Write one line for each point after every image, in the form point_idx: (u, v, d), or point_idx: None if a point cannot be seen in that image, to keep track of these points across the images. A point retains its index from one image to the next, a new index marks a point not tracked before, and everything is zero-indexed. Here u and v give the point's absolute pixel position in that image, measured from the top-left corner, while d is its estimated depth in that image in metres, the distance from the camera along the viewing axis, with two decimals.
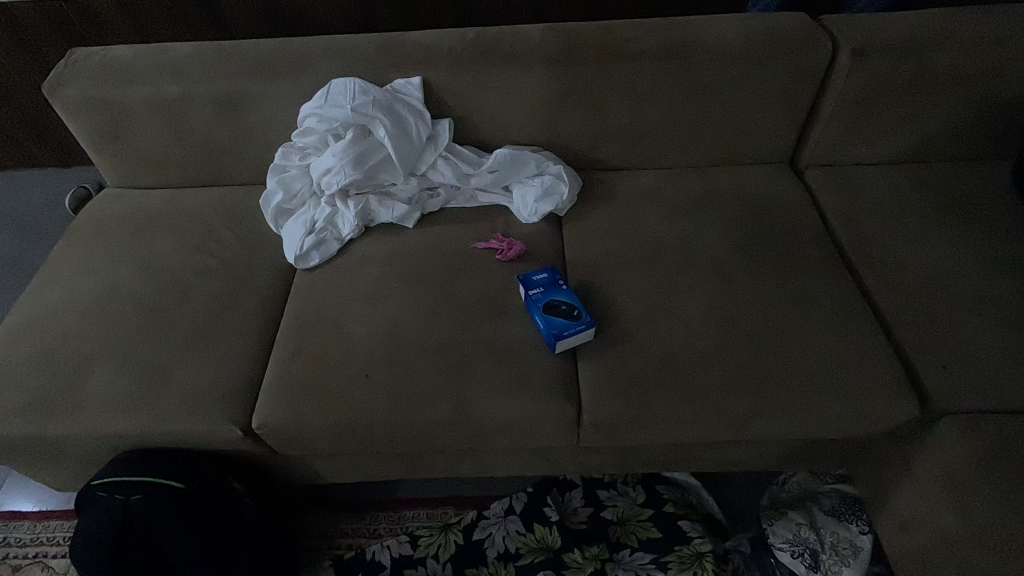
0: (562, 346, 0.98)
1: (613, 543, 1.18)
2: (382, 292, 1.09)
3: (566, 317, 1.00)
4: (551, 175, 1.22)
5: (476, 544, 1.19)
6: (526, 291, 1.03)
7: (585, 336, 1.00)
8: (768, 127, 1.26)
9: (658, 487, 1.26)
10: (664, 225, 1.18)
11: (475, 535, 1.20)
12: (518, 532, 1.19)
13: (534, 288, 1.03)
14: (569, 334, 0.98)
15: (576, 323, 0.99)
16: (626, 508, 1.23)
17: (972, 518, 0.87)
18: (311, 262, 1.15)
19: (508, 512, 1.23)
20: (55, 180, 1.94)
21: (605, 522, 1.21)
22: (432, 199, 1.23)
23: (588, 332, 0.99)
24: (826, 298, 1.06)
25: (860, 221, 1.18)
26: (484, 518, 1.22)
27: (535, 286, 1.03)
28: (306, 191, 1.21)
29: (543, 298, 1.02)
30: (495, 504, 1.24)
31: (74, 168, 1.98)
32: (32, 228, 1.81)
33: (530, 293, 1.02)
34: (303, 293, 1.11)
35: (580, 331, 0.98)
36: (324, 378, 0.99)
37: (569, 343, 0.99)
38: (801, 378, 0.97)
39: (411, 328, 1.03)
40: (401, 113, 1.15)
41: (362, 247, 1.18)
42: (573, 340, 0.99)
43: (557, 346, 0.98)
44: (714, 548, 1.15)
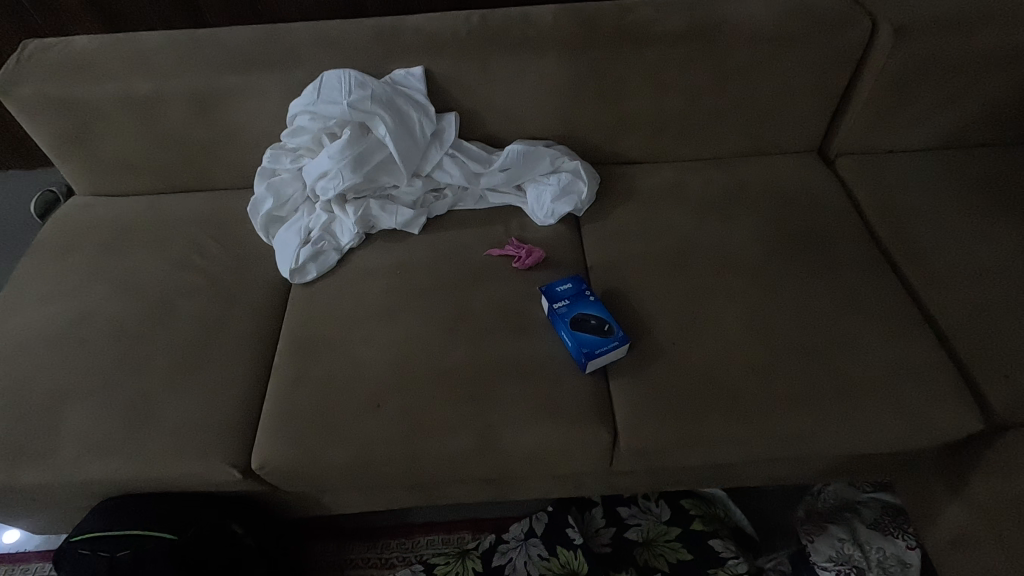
0: (594, 365, 0.89)
1: (641, 566, 1.10)
2: (389, 308, 0.99)
3: (597, 332, 0.91)
4: (567, 172, 1.12)
5: (496, 571, 1.10)
6: (551, 304, 0.93)
7: (618, 353, 0.91)
8: (798, 114, 1.17)
9: (684, 501, 1.18)
10: (692, 224, 1.09)
11: (495, 561, 1.12)
12: (541, 557, 1.10)
13: (559, 300, 0.94)
14: (601, 352, 0.89)
15: (608, 339, 0.90)
16: (652, 527, 1.15)
17: None
18: (309, 276, 1.04)
19: (528, 534, 1.14)
20: (17, 185, 1.79)
21: (630, 543, 1.13)
22: (439, 201, 1.12)
23: (621, 348, 0.90)
24: (872, 301, 0.98)
25: (901, 214, 1.10)
26: (504, 542, 1.14)
27: (560, 298, 0.94)
28: (300, 197, 1.10)
29: (570, 312, 0.93)
30: (514, 526, 1.16)
31: (37, 171, 1.83)
32: None
33: (556, 306, 0.93)
34: (301, 311, 1.01)
35: (613, 347, 0.89)
36: (331, 409, 0.89)
37: (601, 360, 0.90)
38: (852, 391, 0.89)
39: (423, 348, 0.93)
40: (403, 108, 1.04)
41: (363, 257, 1.07)
42: (606, 357, 0.90)
43: (588, 365, 0.89)
44: (749, 568, 1.08)
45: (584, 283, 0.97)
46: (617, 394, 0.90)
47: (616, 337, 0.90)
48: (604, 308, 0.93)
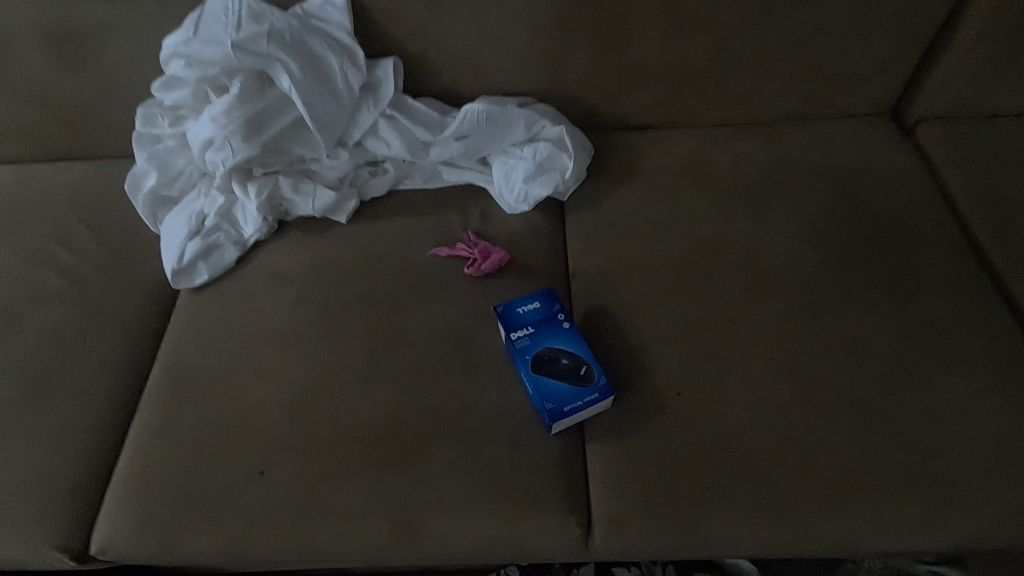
0: (563, 426, 0.63)
1: None
2: (296, 329, 0.73)
3: (570, 377, 0.65)
4: (548, 141, 0.83)
5: None
6: (507, 333, 0.68)
7: (598, 408, 0.65)
8: (870, 64, 0.85)
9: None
10: (715, 217, 0.80)
11: None
12: None
13: (520, 328, 0.68)
14: (572, 407, 0.63)
15: (584, 388, 0.64)
16: None
17: None
18: (197, 279, 0.79)
19: None
20: None
21: None
22: (376, 178, 0.85)
23: (603, 402, 0.64)
24: (964, 337, 0.69)
25: (1007, 209, 0.79)
26: None
27: (521, 324, 0.68)
28: (194, 170, 0.84)
29: (533, 346, 0.67)
30: None
31: None
32: None
33: (515, 337, 0.68)
34: (184, 329, 0.76)
35: (591, 401, 0.63)
36: (201, 475, 0.65)
37: (573, 419, 0.64)
38: (936, 476, 0.62)
39: (333, 388, 0.69)
40: (320, 54, 0.76)
41: (271, 254, 0.81)
42: (580, 414, 0.64)
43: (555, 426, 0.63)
44: None
45: (557, 302, 0.71)
46: (595, 464, 0.64)
47: (596, 386, 0.64)
48: (582, 342, 0.67)
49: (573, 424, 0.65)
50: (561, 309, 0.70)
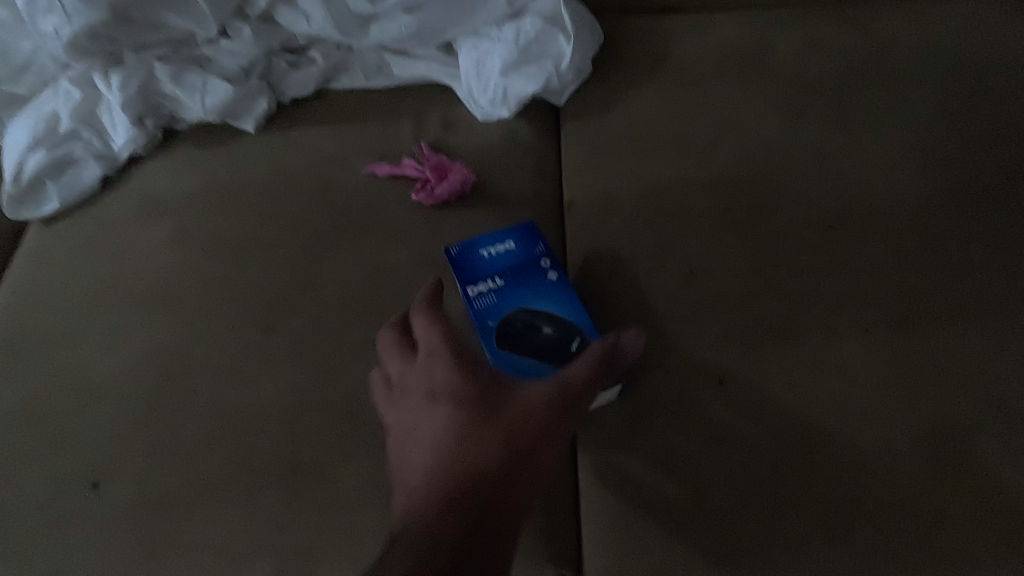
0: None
1: None
2: (169, 279, 0.52)
3: (554, 354, 0.43)
4: (538, 17, 0.58)
5: None
6: (463, 288, 0.46)
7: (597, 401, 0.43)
8: None
9: None
10: (775, 125, 0.55)
11: None
12: None
13: (483, 281, 0.47)
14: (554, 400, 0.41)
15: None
16: None
17: None
18: (46, 208, 0.57)
19: None
20: None
21: None
22: (298, 71, 0.61)
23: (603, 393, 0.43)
24: None
25: None
26: None
27: (484, 275, 0.47)
28: (40, 58, 0.59)
29: (500, 306, 0.46)
30: None
31: None
32: None
33: (474, 293, 0.46)
34: (20, 276, 0.54)
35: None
36: (14, 485, 0.45)
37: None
38: None
39: (215, 363, 0.48)
40: None
41: (150, 174, 0.58)
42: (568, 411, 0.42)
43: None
44: None
45: (542, 244, 0.49)
46: (591, 485, 0.42)
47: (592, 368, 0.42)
48: (574, 301, 0.46)
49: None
50: (547, 253, 0.48)
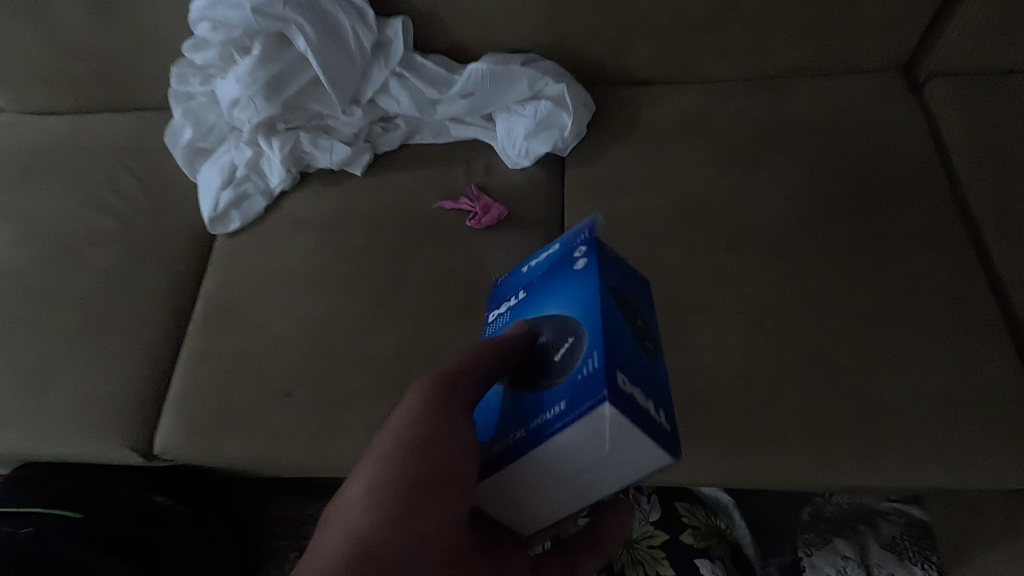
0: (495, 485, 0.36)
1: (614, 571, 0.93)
2: (314, 273, 0.83)
3: (532, 369, 0.37)
4: (549, 99, 0.87)
5: None
6: (489, 313, 0.46)
7: (581, 459, 0.34)
8: (882, 15, 0.84)
9: (676, 504, 0.98)
10: (704, 174, 0.83)
11: None
12: None
13: (508, 300, 0.45)
14: (533, 426, 0.34)
15: (551, 391, 0.35)
16: (636, 525, 0.96)
17: None
18: (231, 225, 0.89)
19: None
20: None
21: None
22: (388, 133, 0.91)
23: (587, 429, 0.32)
24: (930, 298, 0.74)
25: (998, 167, 0.80)
26: None
27: (512, 292, 0.45)
28: (224, 125, 0.91)
29: (507, 326, 0.42)
30: None
31: None
32: None
33: (496, 316, 0.45)
34: (220, 269, 0.87)
35: (552, 419, 0.33)
36: (237, 394, 0.77)
37: (543, 475, 0.35)
38: (883, 423, 0.67)
39: (349, 325, 0.79)
40: (331, 13, 0.81)
41: (295, 203, 0.89)
42: (550, 460, 0.34)
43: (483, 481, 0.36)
44: None
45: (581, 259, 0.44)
46: None
47: (568, 390, 0.34)
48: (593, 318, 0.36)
49: (559, 495, 0.36)
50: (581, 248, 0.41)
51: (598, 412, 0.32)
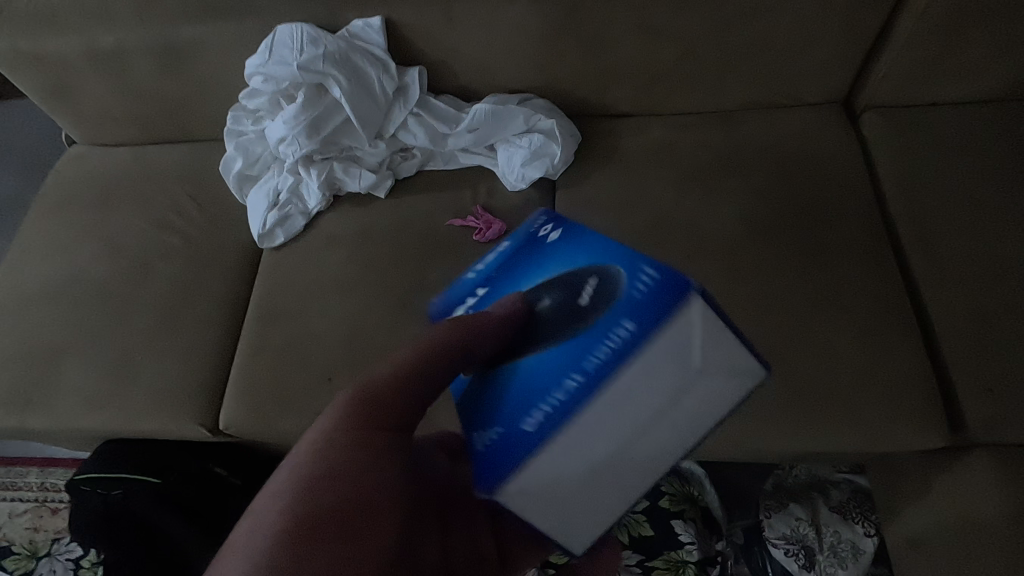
0: (580, 425, 0.39)
1: None
2: (347, 280, 1.00)
3: (562, 315, 0.43)
4: (541, 132, 1.03)
5: None
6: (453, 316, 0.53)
7: (673, 373, 0.39)
8: (820, 61, 1.00)
9: None
10: (672, 196, 1.00)
11: None
12: None
13: (467, 301, 0.53)
14: (588, 368, 0.39)
15: (607, 316, 0.40)
16: None
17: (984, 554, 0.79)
18: (276, 240, 1.05)
19: None
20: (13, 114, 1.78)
21: None
22: (406, 161, 1.08)
23: (678, 331, 0.39)
24: (856, 298, 0.89)
25: (918, 188, 0.96)
26: None
27: (473, 291, 0.53)
28: (269, 156, 1.08)
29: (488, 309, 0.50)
30: None
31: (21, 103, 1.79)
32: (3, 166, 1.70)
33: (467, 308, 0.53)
34: (268, 277, 1.04)
35: (630, 338, 0.39)
36: (286, 380, 0.94)
37: (632, 404, 0.39)
38: (810, 399, 0.85)
39: (376, 323, 0.96)
40: (360, 66, 0.98)
41: (330, 221, 1.06)
42: (638, 382, 0.39)
43: (570, 424, 0.39)
44: (704, 554, 1.04)
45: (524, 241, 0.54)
46: None
47: (630, 308, 0.40)
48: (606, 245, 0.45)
49: (642, 431, 0.40)
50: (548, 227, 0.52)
51: (688, 309, 0.39)
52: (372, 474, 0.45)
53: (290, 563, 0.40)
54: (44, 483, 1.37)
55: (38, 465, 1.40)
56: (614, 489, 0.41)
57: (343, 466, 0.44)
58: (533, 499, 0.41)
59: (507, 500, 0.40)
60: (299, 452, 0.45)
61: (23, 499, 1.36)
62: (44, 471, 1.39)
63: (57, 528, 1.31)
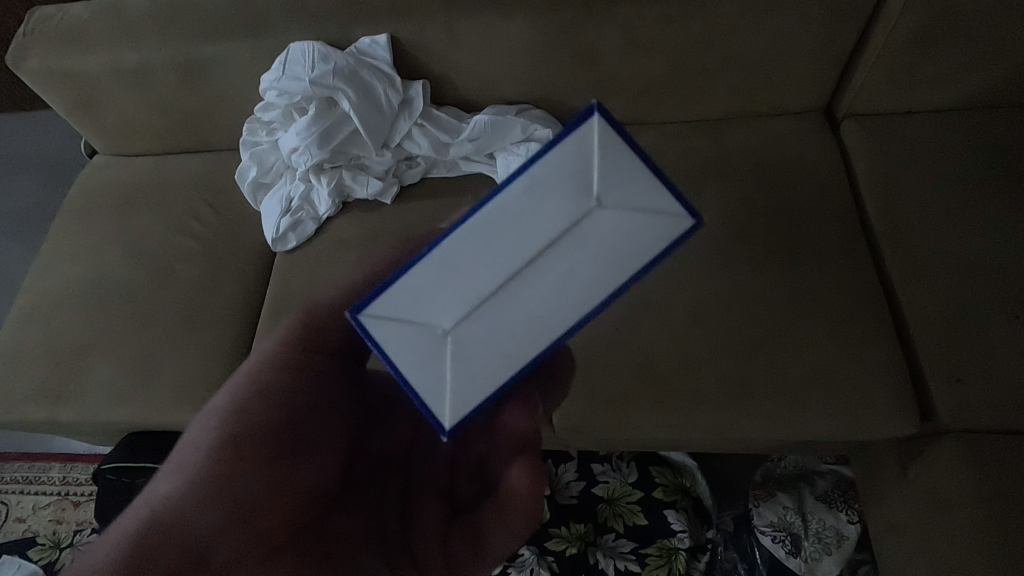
0: (469, 240, 0.43)
1: (599, 523, 1.11)
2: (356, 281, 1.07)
3: None
4: (538, 141, 1.09)
5: (572, 505, 1.13)
6: None
7: (571, 200, 0.43)
8: (800, 73, 1.06)
9: (651, 468, 1.17)
10: None
11: (570, 498, 1.14)
12: (599, 482, 1.16)
13: None
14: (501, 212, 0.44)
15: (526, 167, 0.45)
16: (618, 486, 1.15)
17: (951, 533, 0.84)
18: (288, 244, 1.12)
19: (561, 480, 1.18)
20: (34, 125, 1.85)
21: (596, 498, 1.14)
22: (411, 169, 1.14)
23: (576, 152, 0.44)
24: (834, 295, 0.96)
25: (893, 191, 1.02)
26: (559, 487, 1.16)
27: None
28: (282, 164, 1.15)
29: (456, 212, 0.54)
30: (557, 475, 1.18)
31: (42, 114, 1.87)
32: (26, 176, 1.77)
33: None
34: (281, 279, 1.10)
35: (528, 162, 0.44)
36: None
37: (524, 226, 0.43)
38: (792, 390, 0.91)
39: None
40: (368, 81, 1.05)
41: (339, 226, 1.13)
42: (529, 201, 0.43)
43: (456, 239, 0.43)
44: (695, 541, 1.08)
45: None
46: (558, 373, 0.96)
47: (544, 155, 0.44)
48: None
49: (535, 262, 0.43)
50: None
51: (588, 132, 0.44)
52: (307, 391, 0.57)
53: (224, 460, 0.50)
54: (66, 477, 1.43)
55: (60, 460, 1.46)
56: (495, 329, 0.44)
57: (283, 384, 0.55)
58: (409, 327, 0.44)
59: (380, 319, 0.44)
60: (244, 371, 0.56)
61: (47, 493, 1.42)
62: (66, 466, 1.45)
63: (79, 519, 1.37)
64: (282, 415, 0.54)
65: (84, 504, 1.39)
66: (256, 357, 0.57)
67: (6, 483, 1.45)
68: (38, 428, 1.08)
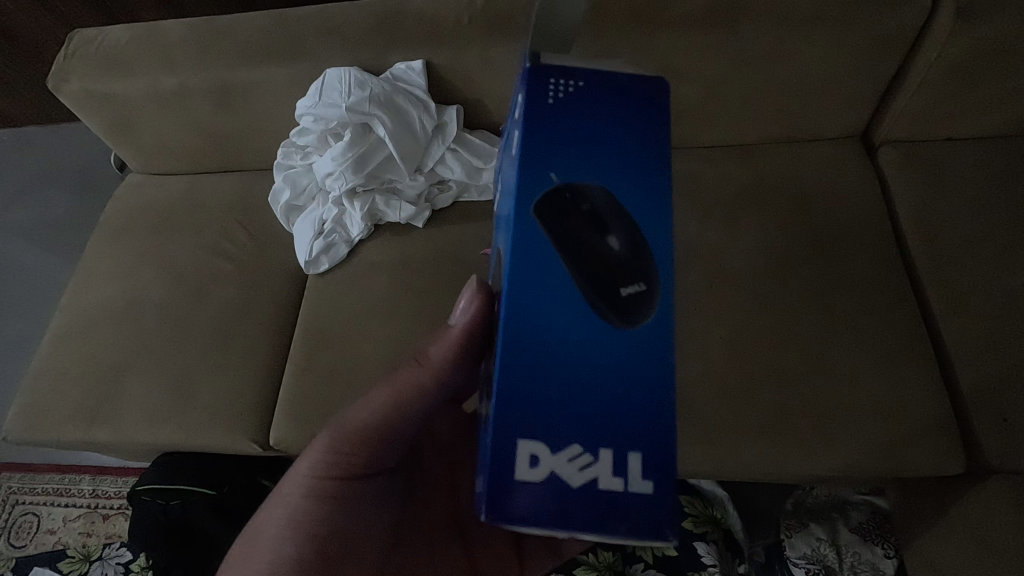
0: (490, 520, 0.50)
1: (627, 553, 1.09)
2: (389, 305, 1.07)
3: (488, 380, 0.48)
4: None
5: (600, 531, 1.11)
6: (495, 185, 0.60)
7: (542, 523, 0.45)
8: (838, 98, 1.05)
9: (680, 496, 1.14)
10: (695, 227, 1.06)
11: None
12: None
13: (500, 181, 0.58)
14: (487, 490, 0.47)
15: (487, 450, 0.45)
16: None
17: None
18: (321, 266, 1.12)
19: None
20: (61, 138, 1.88)
21: None
22: (442, 193, 1.14)
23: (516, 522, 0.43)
24: (876, 328, 0.94)
25: (936, 221, 1.00)
26: None
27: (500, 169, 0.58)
28: (315, 187, 1.15)
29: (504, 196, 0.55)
30: None
31: (68, 128, 1.90)
32: (52, 189, 1.81)
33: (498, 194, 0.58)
34: (314, 301, 1.11)
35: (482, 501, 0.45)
36: (332, 399, 1.00)
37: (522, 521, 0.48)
38: (833, 425, 0.89)
39: (416, 346, 1.02)
40: (403, 107, 1.05)
41: (372, 250, 1.13)
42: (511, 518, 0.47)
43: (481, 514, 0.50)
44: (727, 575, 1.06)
45: (561, 70, 0.47)
46: None
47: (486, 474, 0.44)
48: (538, 398, 0.42)
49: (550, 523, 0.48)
50: (567, 78, 0.47)
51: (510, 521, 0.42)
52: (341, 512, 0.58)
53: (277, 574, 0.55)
54: (95, 490, 1.45)
55: (89, 473, 1.47)
56: None
57: (321, 507, 0.57)
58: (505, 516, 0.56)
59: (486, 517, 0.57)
60: (294, 480, 0.59)
61: (75, 505, 1.44)
62: (95, 480, 1.46)
63: (108, 533, 1.39)
64: (317, 540, 0.56)
65: (113, 519, 1.41)
66: (298, 474, 0.59)
67: (37, 495, 1.47)
68: (73, 447, 1.09)
